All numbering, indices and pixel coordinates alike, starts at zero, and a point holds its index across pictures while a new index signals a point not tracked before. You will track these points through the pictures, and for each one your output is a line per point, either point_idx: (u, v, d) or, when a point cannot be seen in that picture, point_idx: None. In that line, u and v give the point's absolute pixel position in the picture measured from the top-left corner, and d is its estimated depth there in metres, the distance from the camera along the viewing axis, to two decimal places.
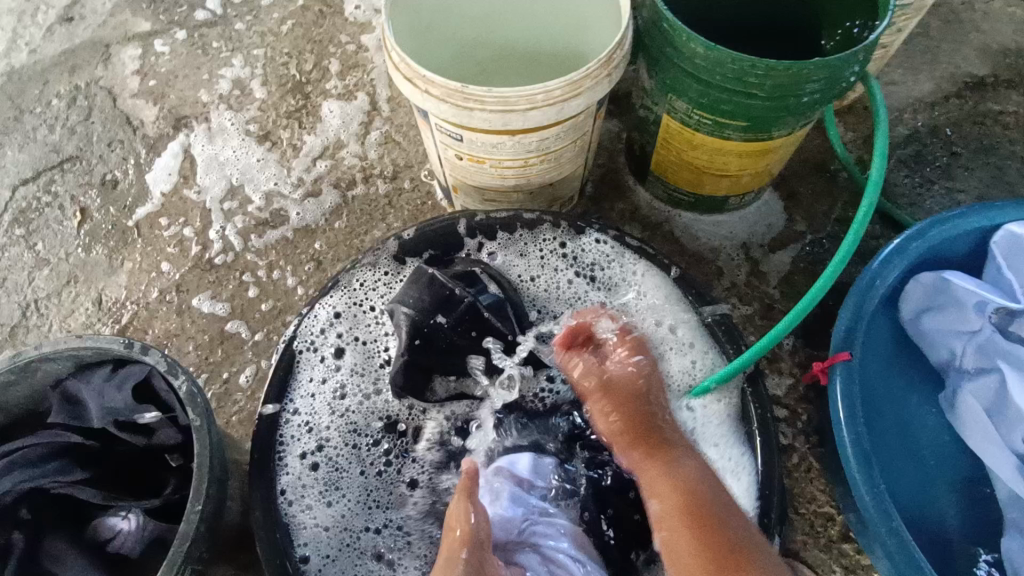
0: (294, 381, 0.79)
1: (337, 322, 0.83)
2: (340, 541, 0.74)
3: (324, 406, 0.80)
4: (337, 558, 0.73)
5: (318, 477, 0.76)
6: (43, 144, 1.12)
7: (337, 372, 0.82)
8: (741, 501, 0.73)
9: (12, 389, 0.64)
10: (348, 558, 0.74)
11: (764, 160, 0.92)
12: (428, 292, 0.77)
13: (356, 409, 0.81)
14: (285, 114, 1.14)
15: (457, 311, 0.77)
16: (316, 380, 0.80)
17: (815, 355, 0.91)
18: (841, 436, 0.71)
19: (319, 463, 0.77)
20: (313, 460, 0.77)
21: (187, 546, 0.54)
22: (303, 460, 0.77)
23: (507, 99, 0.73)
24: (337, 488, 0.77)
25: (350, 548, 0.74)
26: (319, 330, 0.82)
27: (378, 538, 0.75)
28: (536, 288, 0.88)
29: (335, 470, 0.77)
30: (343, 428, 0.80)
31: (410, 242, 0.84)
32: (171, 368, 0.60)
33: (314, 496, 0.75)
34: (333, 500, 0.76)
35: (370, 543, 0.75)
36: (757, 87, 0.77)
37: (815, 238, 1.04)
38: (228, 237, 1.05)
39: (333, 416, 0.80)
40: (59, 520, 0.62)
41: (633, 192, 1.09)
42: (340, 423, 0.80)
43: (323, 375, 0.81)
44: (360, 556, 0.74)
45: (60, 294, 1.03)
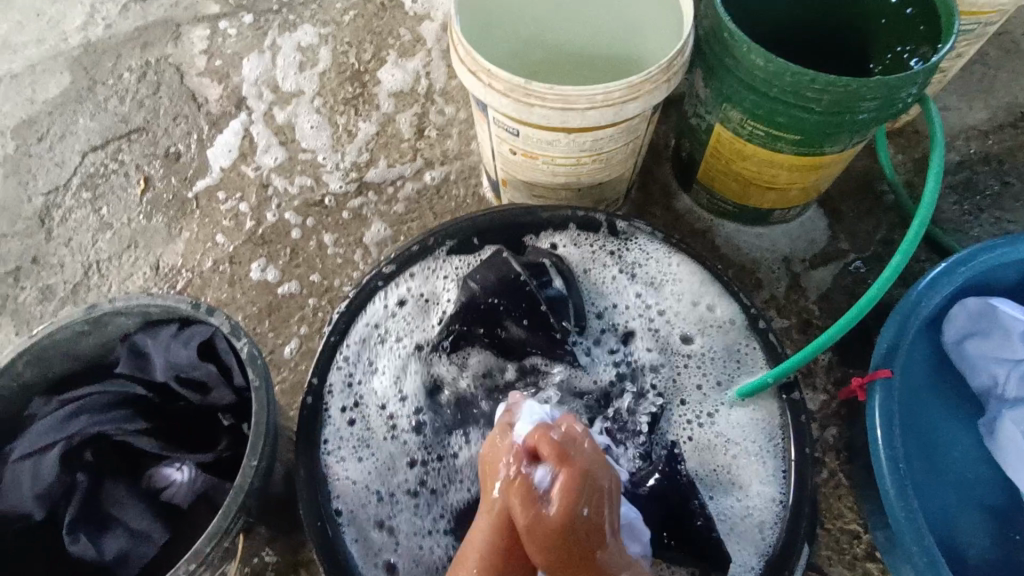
0: (348, 337, 0.81)
1: (402, 293, 0.84)
2: (362, 499, 0.75)
3: (374, 371, 0.81)
4: (357, 513, 0.74)
5: (353, 434, 0.78)
6: (113, 115, 1.18)
7: (385, 342, 0.82)
8: (762, 488, 0.74)
9: (84, 339, 0.68)
10: (365, 515, 0.75)
11: (814, 174, 0.92)
12: (496, 275, 0.79)
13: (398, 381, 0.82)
14: (342, 101, 1.18)
15: (508, 297, 0.79)
16: (369, 335, 0.82)
17: (850, 372, 0.91)
18: (877, 453, 0.71)
19: (358, 421, 0.79)
20: (353, 416, 0.79)
21: (242, 497, 0.57)
22: (343, 414, 0.79)
23: (568, 98, 0.75)
24: (368, 448, 0.78)
25: (369, 508, 0.75)
26: (383, 298, 0.83)
27: (390, 507, 0.76)
28: (585, 277, 0.86)
29: (369, 430, 0.79)
30: (384, 394, 0.81)
31: (473, 224, 0.85)
32: (235, 331, 0.64)
33: (348, 449, 0.77)
34: (363, 456, 0.77)
35: (385, 507, 0.76)
36: (813, 102, 0.78)
37: (858, 257, 1.04)
38: (282, 215, 1.09)
39: (378, 380, 0.81)
40: (118, 467, 0.65)
41: (678, 199, 1.10)
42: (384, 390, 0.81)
43: (374, 332, 0.83)
44: (376, 517, 0.75)
45: (121, 257, 1.07)
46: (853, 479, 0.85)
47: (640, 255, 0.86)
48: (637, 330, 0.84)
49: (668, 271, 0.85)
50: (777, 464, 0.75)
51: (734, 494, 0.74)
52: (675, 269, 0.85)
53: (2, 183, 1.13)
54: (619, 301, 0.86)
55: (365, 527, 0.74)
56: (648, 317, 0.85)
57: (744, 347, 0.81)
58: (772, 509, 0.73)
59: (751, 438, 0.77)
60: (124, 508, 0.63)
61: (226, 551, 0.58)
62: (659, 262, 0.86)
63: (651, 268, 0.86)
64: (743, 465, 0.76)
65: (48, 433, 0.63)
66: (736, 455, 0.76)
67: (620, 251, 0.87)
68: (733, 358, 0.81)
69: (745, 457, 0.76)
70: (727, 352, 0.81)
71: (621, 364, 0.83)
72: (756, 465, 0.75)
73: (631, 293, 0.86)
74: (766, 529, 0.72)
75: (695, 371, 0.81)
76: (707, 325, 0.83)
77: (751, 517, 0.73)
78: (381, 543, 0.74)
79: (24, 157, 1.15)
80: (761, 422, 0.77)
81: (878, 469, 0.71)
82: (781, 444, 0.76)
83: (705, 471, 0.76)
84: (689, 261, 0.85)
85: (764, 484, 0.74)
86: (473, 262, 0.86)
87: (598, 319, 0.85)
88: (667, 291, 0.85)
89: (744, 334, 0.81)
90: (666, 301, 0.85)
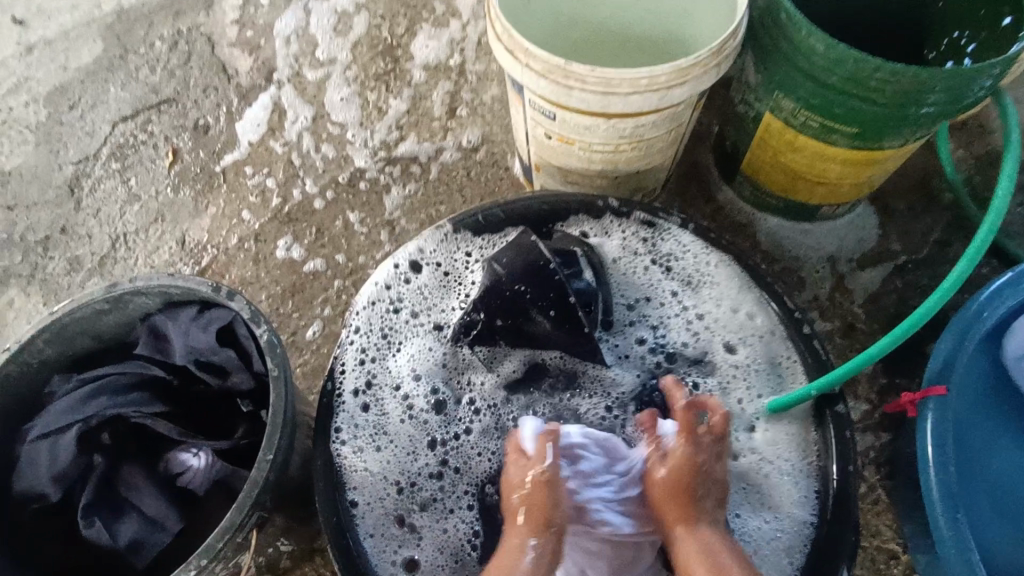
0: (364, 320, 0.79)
1: (425, 279, 0.82)
2: (379, 492, 0.73)
3: (393, 359, 0.79)
4: (373, 507, 0.73)
5: (368, 421, 0.76)
6: (143, 84, 1.16)
7: (404, 330, 0.80)
8: (797, 510, 0.70)
9: (104, 318, 0.67)
10: (382, 509, 0.73)
11: (869, 170, 0.86)
12: (522, 260, 0.75)
13: (418, 371, 0.79)
14: (373, 76, 1.14)
15: (536, 284, 0.75)
16: (387, 320, 0.80)
17: (896, 383, 0.85)
18: (926, 475, 0.67)
19: (376, 410, 0.77)
20: (370, 404, 0.77)
21: (257, 492, 0.55)
22: (356, 399, 0.77)
23: (610, 82, 0.70)
24: (386, 438, 0.76)
25: (387, 501, 0.73)
26: (404, 283, 0.81)
27: (408, 499, 0.74)
28: (616, 269, 0.82)
29: (385, 416, 0.77)
30: (403, 384, 0.78)
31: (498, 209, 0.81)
32: (255, 317, 0.62)
33: (364, 438, 0.75)
34: (381, 447, 0.75)
35: (405, 500, 0.74)
36: (875, 92, 0.72)
37: (910, 259, 0.98)
38: (309, 193, 1.07)
39: (398, 369, 0.79)
40: (135, 449, 0.64)
41: (719, 190, 1.04)
42: (404, 381, 0.78)
43: (393, 317, 0.80)
44: (394, 510, 0.73)
45: (148, 230, 1.07)
46: (893, 496, 0.80)
47: (675, 247, 0.82)
48: (671, 330, 0.81)
49: (705, 267, 0.81)
50: (812, 485, 0.71)
51: (765, 515, 0.71)
52: (712, 263, 0.81)
53: (34, 151, 1.13)
54: (652, 296, 0.82)
55: (382, 522, 0.72)
56: (682, 317, 0.81)
57: (785, 354, 0.77)
58: (806, 532, 0.70)
59: (787, 457, 0.73)
60: (139, 493, 0.62)
61: (241, 544, 0.57)
62: (697, 259, 0.81)
63: (688, 265, 0.81)
64: (777, 484, 0.72)
65: (66, 415, 0.62)
66: (769, 474, 0.73)
67: (655, 245, 0.82)
68: (774, 364, 0.77)
69: (779, 477, 0.72)
70: (769, 359, 0.77)
71: (653, 364, 0.80)
72: (790, 486, 0.72)
73: (665, 290, 0.82)
74: (795, 553, 0.69)
75: (732, 377, 0.78)
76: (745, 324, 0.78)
77: (782, 539, 0.70)
78: (398, 537, 0.72)
79: (55, 125, 1.15)
80: (798, 437, 0.73)
81: (927, 494, 0.67)
82: (818, 464, 0.72)
83: (736, 488, 0.73)
84: (729, 258, 0.80)
85: (798, 507, 0.71)
86: (498, 244, 0.82)
87: (628, 313, 0.82)
88: (704, 289, 0.81)
89: (785, 342, 0.77)
90: (702, 297, 0.80)
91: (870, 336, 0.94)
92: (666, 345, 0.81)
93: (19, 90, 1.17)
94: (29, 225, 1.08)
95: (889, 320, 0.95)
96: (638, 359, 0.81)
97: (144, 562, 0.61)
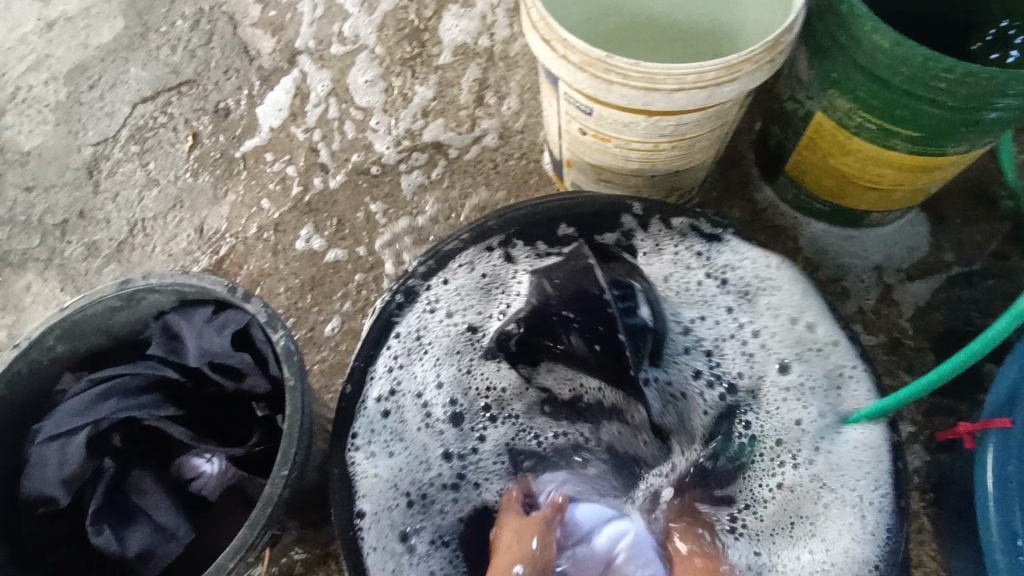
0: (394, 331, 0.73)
1: (463, 281, 0.75)
2: (389, 501, 0.70)
3: (422, 366, 0.75)
4: (381, 517, 0.69)
5: (386, 426, 0.72)
6: (164, 65, 1.13)
7: (437, 335, 0.75)
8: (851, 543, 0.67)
9: (116, 315, 0.64)
10: (390, 523, 0.70)
11: (927, 177, 0.80)
12: (573, 285, 0.70)
13: (444, 381, 0.76)
14: (399, 61, 1.10)
15: (583, 308, 0.70)
16: (415, 331, 0.74)
17: (945, 404, 0.80)
18: (985, 512, 0.62)
19: (400, 418, 0.73)
20: (394, 412, 0.73)
21: (271, 509, 0.53)
22: (377, 404, 0.71)
23: (653, 77, 0.65)
24: (403, 448, 0.73)
25: (394, 515, 0.70)
26: (443, 286, 0.74)
27: (410, 512, 0.72)
28: (665, 284, 0.77)
29: (402, 423, 0.73)
30: (429, 393, 0.75)
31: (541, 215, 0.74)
32: (272, 321, 0.59)
33: (379, 444, 0.71)
34: (395, 457, 0.72)
35: (412, 515, 0.72)
36: (945, 95, 0.66)
37: (963, 271, 0.92)
38: (330, 182, 1.03)
39: (426, 378, 0.75)
40: (146, 454, 0.62)
41: (759, 191, 0.99)
42: (428, 390, 0.75)
43: (422, 328, 0.74)
44: (400, 524, 0.71)
45: (166, 217, 1.04)
46: (938, 525, 0.76)
47: (733, 259, 0.76)
48: (716, 347, 0.76)
49: (767, 278, 0.75)
50: (879, 519, 0.67)
51: (817, 546, 0.69)
52: (773, 275, 0.75)
53: (53, 132, 1.11)
54: (704, 311, 0.77)
55: (389, 533, 0.69)
56: (730, 334, 0.76)
57: (848, 380, 0.72)
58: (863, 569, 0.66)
59: (853, 487, 0.69)
60: (149, 498, 0.59)
61: (254, 560, 0.55)
62: (757, 272, 0.76)
63: (747, 279, 0.76)
64: (834, 515, 0.69)
65: (75, 416, 0.60)
66: (828, 505, 0.69)
67: (710, 254, 0.77)
68: (832, 390, 0.72)
69: (835, 505, 0.69)
70: (825, 382, 0.72)
71: (698, 391, 0.76)
72: (850, 518, 0.68)
73: (718, 305, 0.77)
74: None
75: (780, 402, 0.74)
76: (806, 348, 0.73)
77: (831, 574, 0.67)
78: (400, 556, 0.69)
79: (74, 105, 1.12)
80: (866, 466, 0.69)
81: (984, 533, 0.62)
82: (886, 497, 0.67)
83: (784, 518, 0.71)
84: (792, 274, 0.75)
85: (856, 540, 0.67)
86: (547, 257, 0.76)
87: (684, 340, 0.77)
88: (761, 304, 0.76)
89: (852, 377, 0.72)
90: (760, 314, 0.76)
91: (917, 352, 0.89)
92: (715, 372, 0.76)
93: (39, 67, 1.15)
94: (48, 208, 1.06)
95: (938, 335, 0.89)
96: (683, 386, 0.76)
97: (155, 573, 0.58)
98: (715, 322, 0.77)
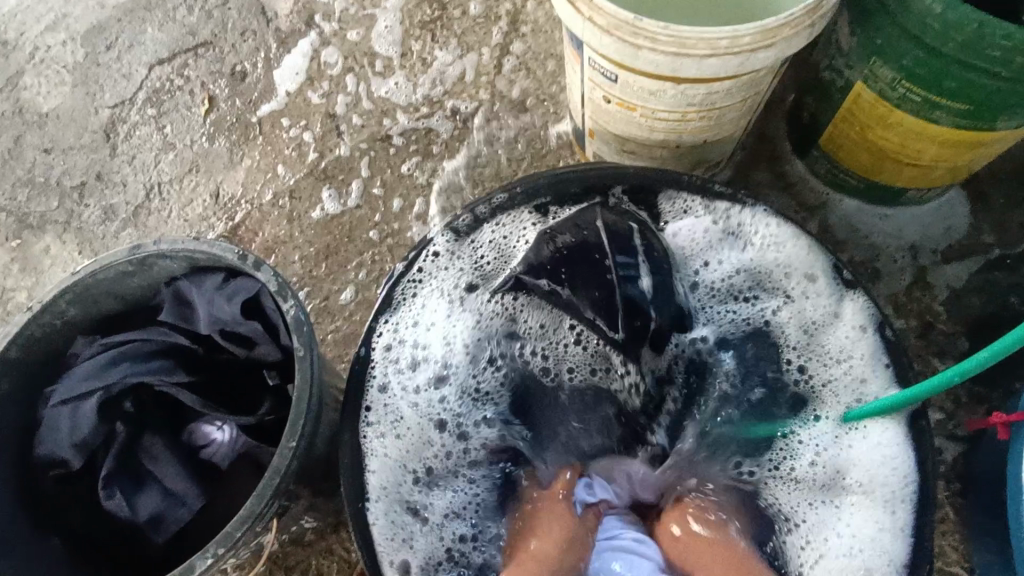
0: (401, 298, 0.71)
1: (492, 236, 0.73)
2: (399, 477, 0.68)
3: (430, 326, 0.72)
4: (392, 492, 0.67)
5: (387, 404, 0.70)
6: (180, 25, 1.10)
7: (451, 297, 0.73)
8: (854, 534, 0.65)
9: (129, 279, 0.63)
10: (395, 497, 0.68)
11: (972, 154, 0.75)
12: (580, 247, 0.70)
13: (453, 342, 0.73)
14: (419, 24, 1.06)
15: (571, 267, 0.71)
16: (425, 295, 0.72)
17: (978, 391, 0.77)
18: (1015, 506, 0.60)
19: (405, 388, 0.71)
20: (402, 377, 0.71)
21: (278, 481, 0.52)
22: (383, 377, 0.70)
23: (684, 42, 0.61)
24: (409, 418, 0.70)
25: (402, 488, 0.68)
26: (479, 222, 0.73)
27: (425, 485, 0.69)
28: (685, 250, 0.74)
29: (407, 398, 0.71)
30: (435, 360, 0.72)
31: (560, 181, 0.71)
32: (282, 291, 0.58)
33: (384, 423, 0.69)
34: (400, 428, 0.70)
35: (427, 485, 0.70)
36: (1000, 64, 0.61)
37: (1004, 254, 0.88)
38: (346, 149, 1.01)
39: (429, 346, 0.72)
40: (158, 419, 0.61)
41: (790, 164, 0.94)
42: (436, 352, 0.72)
43: (434, 290, 0.73)
44: (401, 500, 0.68)
45: (182, 181, 1.03)
46: (963, 516, 0.74)
47: (756, 232, 0.72)
48: (731, 315, 0.74)
49: (790, 257, 0.71)
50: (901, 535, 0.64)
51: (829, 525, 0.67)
52: (795, 255, 0.71)
53: (70, 93, 1.09)
54: (723, 279, 0.74)
55: (403, 505, 0.68)
56: (752, 308, 0.74)
57: (868, 362, 0.69)
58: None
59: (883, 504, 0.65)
60: (162, 466, 0.59)
61: (262, 528, 0.55)
62: (789, 246, 0.71)
63: (772, 253, 0.72)
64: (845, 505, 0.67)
65: (88, 379, 0.60)
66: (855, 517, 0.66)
67: (733, 223, 0.72)
68: (847, 369, 0.70)
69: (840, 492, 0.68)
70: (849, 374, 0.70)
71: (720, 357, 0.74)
72: (879, 529, 0.65)
73: (731, 265, 0.74)
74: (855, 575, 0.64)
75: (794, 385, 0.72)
76: (828, 330, 0.71)
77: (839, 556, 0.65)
78: (411, 527, 0.67)
79: (91, 66, 1.10)
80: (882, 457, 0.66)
81: (1014, 525, 0.60)
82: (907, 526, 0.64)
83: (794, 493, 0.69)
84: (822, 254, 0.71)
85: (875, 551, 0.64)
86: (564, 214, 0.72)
87: (704, 309, 0.75)
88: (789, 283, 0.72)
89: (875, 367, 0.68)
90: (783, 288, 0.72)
91: (950, 338, 0.85)
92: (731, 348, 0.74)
93: (56, 27, 1.12)
94: (65, 170, 1.06)
95: (973, 321, 0.86)
96: (702, 361, 0.74)
97: (162, 540, 0.59)
98: (734, 292, 0.74)
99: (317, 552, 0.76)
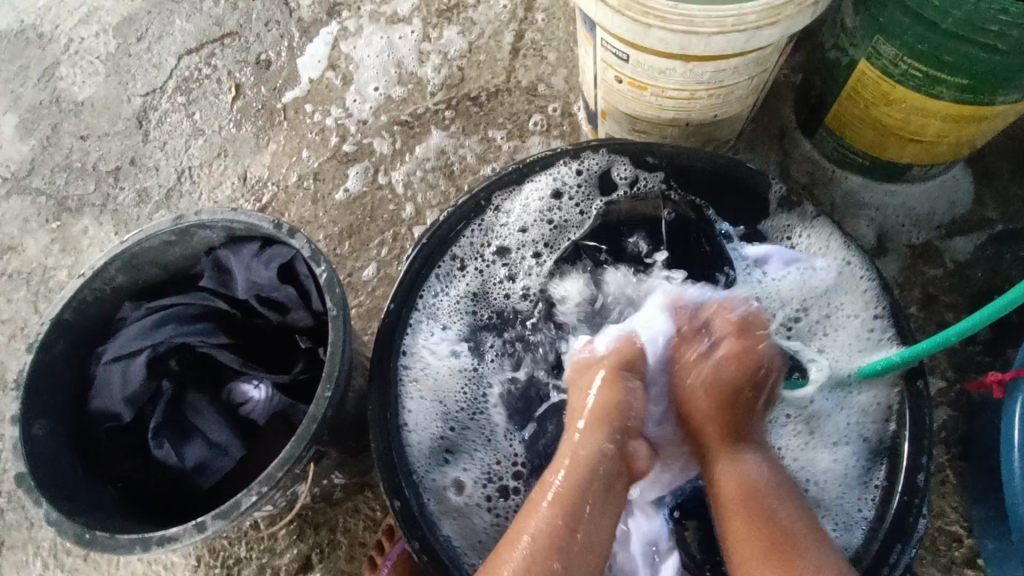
0: (458, 241, 0.76)
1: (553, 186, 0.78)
2: (432, 417, 0.73)
3: (477, 270, 0.78)
4: (422, 427, 0.72)
5: (437, 345, 0.75)
6: (208, 16, 1.15)
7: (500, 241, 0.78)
8: (837, 505, 0.67)
9: (172, 249, 0.68)
10: (429, 434, 0.72)
11: (974, 128, 0.77)
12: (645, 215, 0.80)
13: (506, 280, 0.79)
14: (436, 12, 1.10)
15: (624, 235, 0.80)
16: (477, 236, 0.77)
17: (977, 358, 0.80)
18: (1010, 460, 0.63)
19: (438, 338, 0.75)
20: (438, 324, 0.76)
21: (315, 428, 0.57)
22: (435, 328, 0.75)
23: (692, 20, 0.64)
24: (443, 363, 0.75)
25: (440, 422, 0.73)
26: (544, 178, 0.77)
27: (451, 434, 0.73)
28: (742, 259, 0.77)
29: (446, 335, 0.76)
30: (472, 296, 0.78)
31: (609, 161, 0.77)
32: (315, 257, 0.62)
33: (419, 374, 0.73)
34: (431, 372, 0.74)
35: (460, 416, 0.75)
36: (997, 37, 0.64)
37: (1007, 229, 0.90)
38: (367, 132, 1.05)
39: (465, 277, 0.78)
40: (200, 378, 0.66)
41: (797, 144, 0.97)
42: (480, 289, 0.78)
43: (488, 235, 0.77)
44: (441, 431, 0.73)
45: (211, 165, 1.08)
46: (963, 479, 0.76)
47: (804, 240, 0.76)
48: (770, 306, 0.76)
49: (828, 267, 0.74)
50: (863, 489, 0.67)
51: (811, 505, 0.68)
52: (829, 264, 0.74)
53: (104, 82, 1.14)
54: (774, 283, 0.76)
55: (430, 442, 0.72)
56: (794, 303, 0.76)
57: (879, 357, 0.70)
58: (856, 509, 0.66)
59: (834, 462, 0.69)
60: (204, 419, 0.64)
61: (298, 475, 0.60)
62: (807, 240, 0.76)
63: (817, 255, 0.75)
64: (826, 491, 0.68)
65: (137, 339, 0.65)
66: (810, 478, 0.69)
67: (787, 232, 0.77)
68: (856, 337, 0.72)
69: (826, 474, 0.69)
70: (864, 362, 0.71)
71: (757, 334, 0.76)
72: (854, 452, 0.68)
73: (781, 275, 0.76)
74: None
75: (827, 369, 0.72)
76: (846, 333, 0.73)
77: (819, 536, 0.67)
78: (444, 458, 0.72)
79: (123, 57, 1.15)
80: (862, 440, 0.68)
81: (1009, 479, 0.63)
82: (877, 445, 0.68)
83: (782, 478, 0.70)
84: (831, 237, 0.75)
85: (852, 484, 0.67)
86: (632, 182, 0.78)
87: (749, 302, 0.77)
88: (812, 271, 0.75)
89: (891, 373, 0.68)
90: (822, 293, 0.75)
91: (952, 310, 0.88)
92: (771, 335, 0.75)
93: (90, 19, 1.17)
94: (101, 155, 1.11)
95: (976, 293, 0.88)
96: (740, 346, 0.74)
97: (207, 486, 0.64)
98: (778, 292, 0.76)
99: (344, 511, 0.80)
